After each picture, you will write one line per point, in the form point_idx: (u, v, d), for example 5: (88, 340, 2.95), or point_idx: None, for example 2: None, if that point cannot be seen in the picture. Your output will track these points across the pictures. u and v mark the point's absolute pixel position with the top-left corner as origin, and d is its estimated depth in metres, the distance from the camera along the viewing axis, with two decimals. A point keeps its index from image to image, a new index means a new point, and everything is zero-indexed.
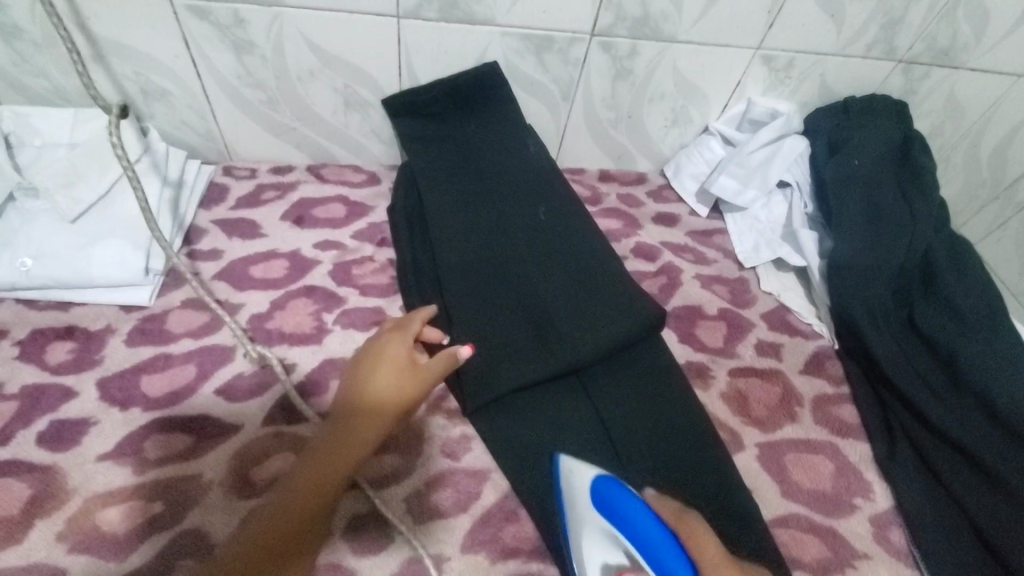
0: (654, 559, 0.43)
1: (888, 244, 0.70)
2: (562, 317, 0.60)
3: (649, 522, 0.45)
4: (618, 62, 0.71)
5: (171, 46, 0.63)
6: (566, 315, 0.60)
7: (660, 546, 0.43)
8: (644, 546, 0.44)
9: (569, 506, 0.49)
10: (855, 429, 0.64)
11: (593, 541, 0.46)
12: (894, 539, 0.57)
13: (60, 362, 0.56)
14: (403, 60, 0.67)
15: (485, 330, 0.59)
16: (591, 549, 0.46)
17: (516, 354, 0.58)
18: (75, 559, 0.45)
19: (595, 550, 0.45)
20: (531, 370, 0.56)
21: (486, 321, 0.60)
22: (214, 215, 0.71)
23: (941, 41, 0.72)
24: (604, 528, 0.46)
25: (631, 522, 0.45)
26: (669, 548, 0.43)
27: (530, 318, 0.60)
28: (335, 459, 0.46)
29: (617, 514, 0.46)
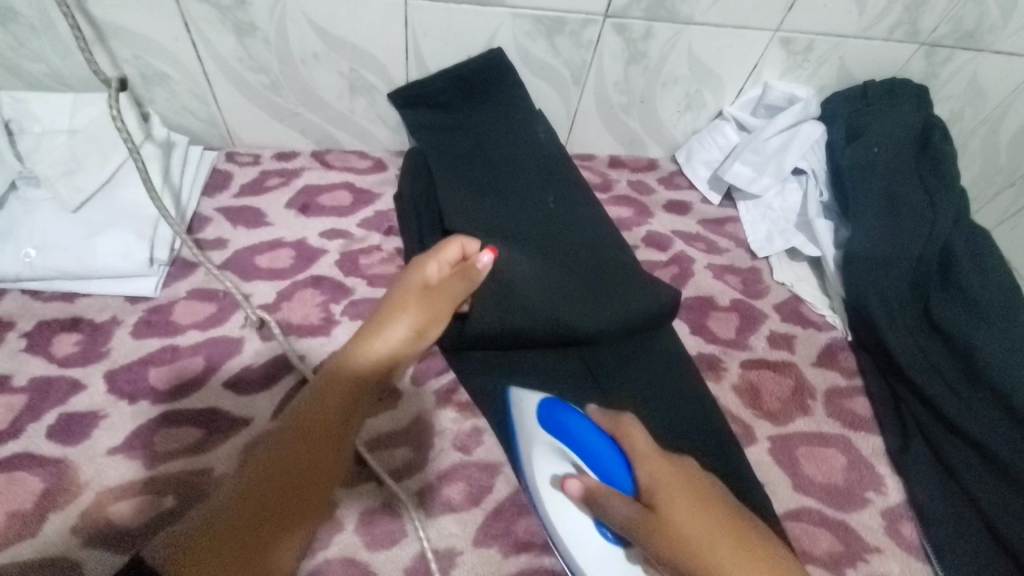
0: (597, 466, 0.47)
1: (907, 234, 0.69)
2: (579, 293, 0.60)
3: (590, 433, 0.48)
4: (632, 45, 0.69)
5: (171, 29, 0.61)
6: (584, 293, 0.60)
7: (602, 454, 0.46)
8: (588, 456, 0.47)
9: (522, 427, 0.52)
10: (867, 422, 0.64)
11: (545, 455, 0.50)
12: (905, 533, 0.57)
13: (67, 354, 0.56)
14: (410, 43, 0.65)
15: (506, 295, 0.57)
16: (541, 463, 0.50)
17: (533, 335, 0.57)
18: (89, 553, 0.45)
19: (544, 465, 0.50)
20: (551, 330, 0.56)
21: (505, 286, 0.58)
22: (219, 202, 0.69)
23: (967, 22, 0.70)
24: (554, 443, 0.49)
25: (574, 437, 0.48)
26: (609, 458, 0.46)
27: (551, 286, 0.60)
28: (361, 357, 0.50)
29: (562, 430, 0.49)
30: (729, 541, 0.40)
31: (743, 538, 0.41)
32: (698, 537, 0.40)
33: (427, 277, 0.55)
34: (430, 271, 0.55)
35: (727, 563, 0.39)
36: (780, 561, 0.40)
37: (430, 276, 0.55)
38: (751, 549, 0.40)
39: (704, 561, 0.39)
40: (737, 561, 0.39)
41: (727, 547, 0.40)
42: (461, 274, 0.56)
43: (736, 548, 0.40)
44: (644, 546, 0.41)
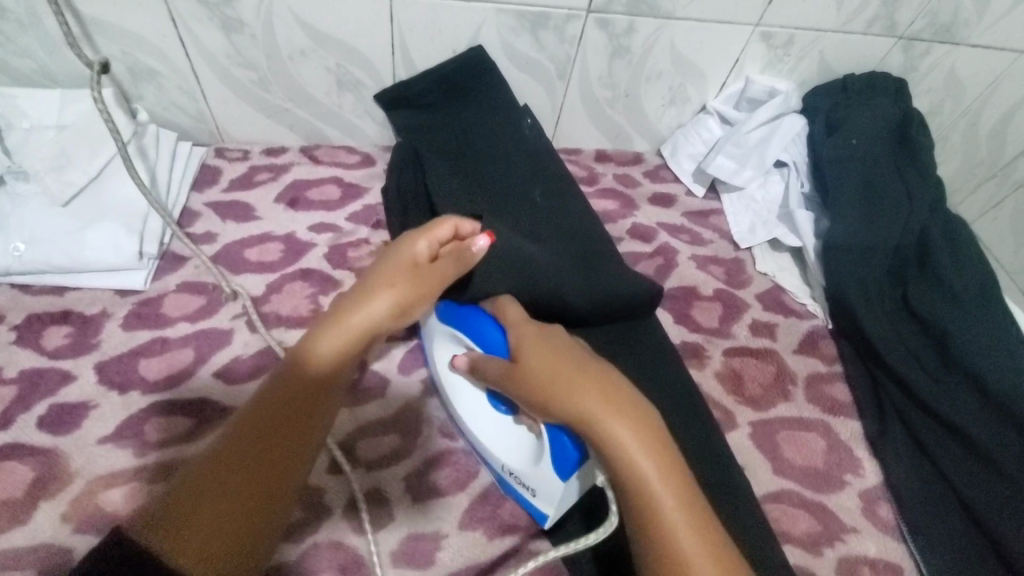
0: (481, 341, 0.50)
1: (886, 223, 0.71)
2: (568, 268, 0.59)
3: (473, 314, 0.51)
4: (615, 40, 0.70)
5: (158, 25, 0.62)
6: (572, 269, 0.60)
7: (482, 328, 0.50)
8: (469, 331, 0.51)
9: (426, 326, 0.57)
10: (846, 407, 0.65)
11: (443, 344, 0.55)
12: (882, 513, 0.59)
13: (57, 346, 0.56)
14: (397, 38, 0.66)
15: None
16: (440, 350, 0.55)
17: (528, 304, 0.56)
18: (81, 539, 0.46)
19: (443, 350, 0.55)
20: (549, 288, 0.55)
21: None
22: (208, 197, 0.70)
23: (943, 17, 0.71)
24: (445, 330, 0.53)
25: (461, 317, 0.52)
26: (487, 331, 0.50)
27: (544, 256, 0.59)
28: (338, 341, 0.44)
29: (450, 317, 0.52)
30: (571, 373, 0.41)
31: (587, 370, 0.42)
32: (542, 372, 0.42)
33: (416, 253, 0.49)
34: (420, 247, 0.49)
35: (564, 388, 0.41)
36: (623, 390, 0.41)
37: (420, 253, 0.49)
38: (593, 378, 0.41)
39: (545, 390, 0.41)
40: (574, 385, 0.40)
41: (569, 376, 0.41)
42: (454, 254, 0.50)
43: (576, 378, 0.41)
44: (508, 390, 0.45)
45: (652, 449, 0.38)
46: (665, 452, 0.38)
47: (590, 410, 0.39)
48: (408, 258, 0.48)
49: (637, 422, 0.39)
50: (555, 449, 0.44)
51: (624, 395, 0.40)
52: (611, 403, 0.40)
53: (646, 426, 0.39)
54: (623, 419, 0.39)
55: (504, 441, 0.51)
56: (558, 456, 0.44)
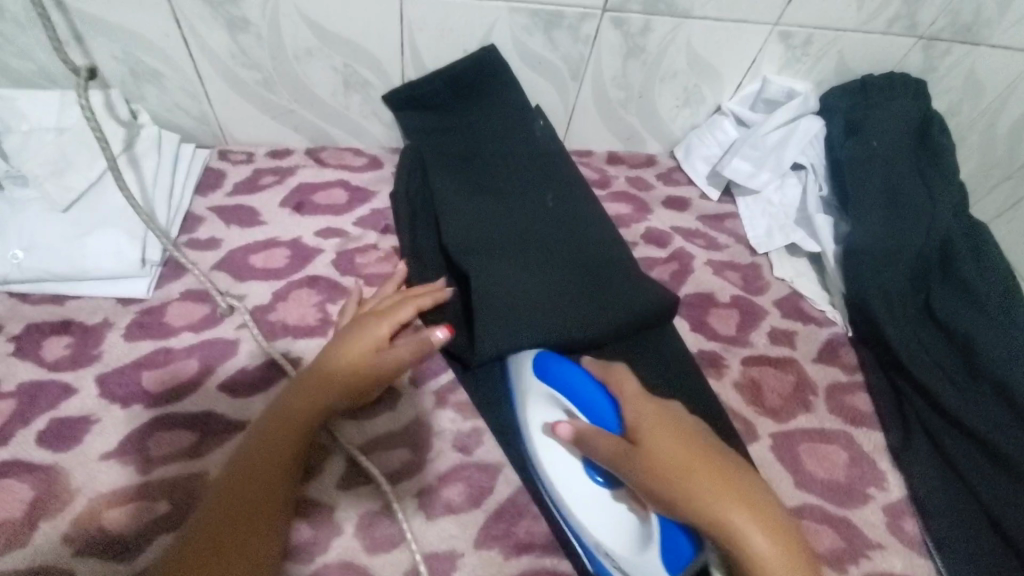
0: (590, 412, 0.48)
1: (907, 227, 0.69)
2: (574, 292, 0.57)
3: (584, 383, 0.49)
4: (630, 40, 0.68)
5: (160, 25, 0.60)
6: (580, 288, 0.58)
7: (595, 400, 0.48)
8: (583, 405, 0.49)
9: (518, 381, 0.53)
10: (868, 417, 0.63)
11: (539, 405, 0.52)
12: (907, 528, 0.57)
13: (57, 358, 0.54)
14: (406, 38, 0.64)
15: (500, 298, 0.54)
16: (536, 411, 0.52)
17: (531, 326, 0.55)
18: (82, 560, 0.44)
19: (539, 413, 0.52)
20: (551, 336, 0.53)
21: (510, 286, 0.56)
22: (211, 201, 0.68)
23: (965, 16, 0.69)
24: (546, 391, 0.51)
25: (573, 389, 0.49)
26: (599, 404, 0.48)
27: (547, 283, 0.57)
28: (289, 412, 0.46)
29: (555, 379, 0.50)
30: (703, 469, 0.41)
31: (724, 472, 0.41)
32: (676, 470, 0.41)
33: (377, 339, 0.50)
34: (382, 334, 0.50)
35: (705, 494, 0.40)
36: (759, 494, 0.41)
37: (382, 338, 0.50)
38: (729, 481, 0.41)
39: (682, 493, 0.40)
40: (716, 492, 0.40)
41: (704, 479, 0.41)
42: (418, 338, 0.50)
43: (707, 475, 0.41)
44: (628, 478, 0.43)
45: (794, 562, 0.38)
46: (803, 564, 0.38)
47: (733, 521, 0.39)
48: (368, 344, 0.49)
49: (764, 517, 0.40)
50: (667, 542, 0.43)
51: (761, 500, 0.41)
52: (752, 513, 0.40)
53: (789, 538, 0.39)
54: (765, 532, 0.39)
55: (601, 518, 0.48)
56: (670, 550, 0.43)
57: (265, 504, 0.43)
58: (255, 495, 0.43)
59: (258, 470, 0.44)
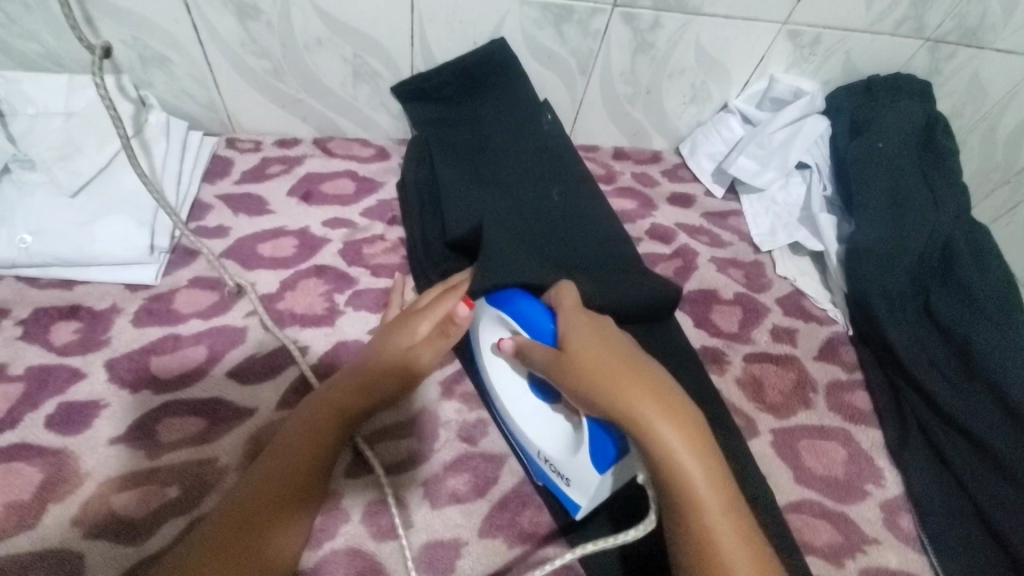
0: (529, 327, 0.49)
1: (910, 227, 0.69)
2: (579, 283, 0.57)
3: (526, 303, 0.49)
4: (640, 36, 0.68)
5: (171, 11, 0.59)
6: (583, 275, 0.58)
7: (531, 314, 0.48)
8: (524, 322, 0.49)
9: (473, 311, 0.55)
10: (867, 415, 0.64)
11: (487, 327, 0.53)
12: (903, 525, 0.58)
13: (66, 343, 0.55)
14: (416, 29, 0.64)
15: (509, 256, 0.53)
16: (485, 331, 0.54)
17: None
18: (91, 544, 0.45)
19: (488, 333, 0.54)
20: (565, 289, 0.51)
21: None
22: (219, 189, 0.68)
23: (972, 20, 0.70)
24: (493, 313, 0.52)
25: (518, 310, 0.49)
26: (534, 319, 0.48)
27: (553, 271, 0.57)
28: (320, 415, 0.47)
29: (498, 298, 0.51)
30: (618, 366, 0.42)
31: (637, 370, 0.43)
32: (597, 369, 0.42)
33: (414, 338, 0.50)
34: (420, 330, 0.50)
35: (620, 389, 0.41)
36: (667, 388, 0.43)
37: (420, 335, 0.51)
38: (643, 378, 0.42)
39: (601, 387, 0.41)
40: (627, 384, 0.41)
41: (619, 373, 0.42)
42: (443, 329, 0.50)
43: (619, 369, 0.42)
44: (555, 379, 0.44)
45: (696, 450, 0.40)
46: (701, 445, 0.40)
47: (641, 410, 0.40)
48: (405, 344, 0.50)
49: (672, 411, 0.41)
50: (594, 442, 0.44)
51: (671, 396, 0.42)
52: (661, 406, 0.41)
53: (691, 426, 0.41)
54: (670, 420, 0.40)
55: (542, 427, 0.51)
56: (596, 448, 0.44)
57: (282, 503, 0.43)
58: (276, 496, 0.43)
59: (275, 471, 0.44)
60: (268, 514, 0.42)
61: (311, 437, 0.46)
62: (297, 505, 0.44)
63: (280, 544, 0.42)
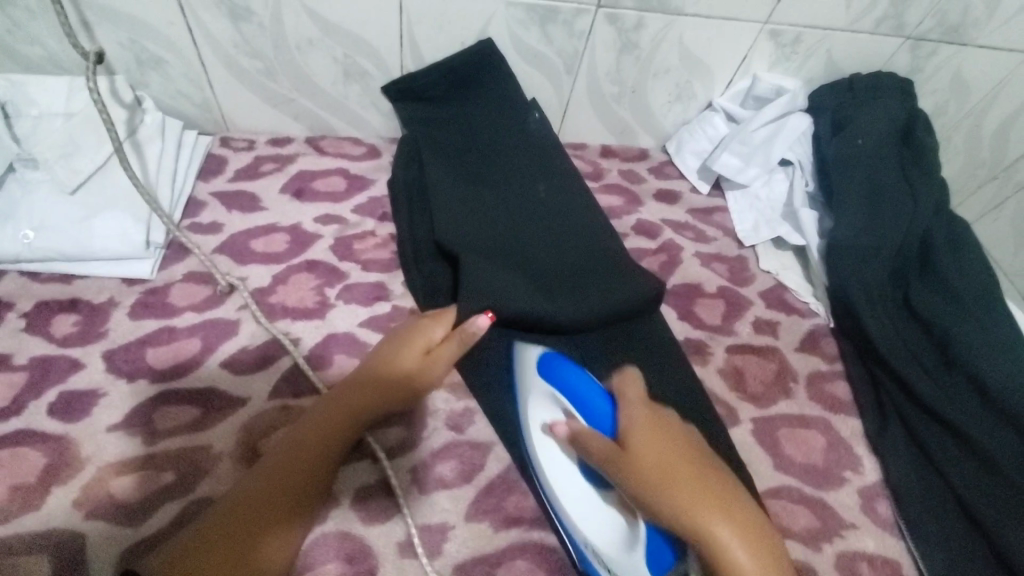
0: (587, 414, 0.49)
1: (889, 223, 0.71)
2: (557, 287, 0.60)
3: (588, 388, 0.49)
4: (624, 36, 0.70)
5: (167, 14, 0.61)
6: (566, 284, 0.61)
7: (592, 401, 0.49)
8: (582, 407, 0.49)
9: (523, 374, 0.55)
10: (846, 405, 0.66)
11: (540, 404, 0.53)
12: (880, 510, 0.59)
13: (66, 335, 0.56)
14: (405, 30, 0.66)
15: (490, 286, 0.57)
16: (536, 409, 0.53)
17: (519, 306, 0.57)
18: (92, 524, 0.46)
19: (539, 411, 0.53)
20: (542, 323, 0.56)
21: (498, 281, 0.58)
22: (213, 187, 0.70)
23: (951, 18, 0.71)
24: (545, 389, 0.52)
25: (576, 392, 0.49)
26: (594, 403, 0.49)
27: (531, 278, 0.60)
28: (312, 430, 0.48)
29: (554, 376, 0.51)
30: (688, 477, 0.43)
31: (706, 481, 0.43)
32: (667, 480, 0.42)
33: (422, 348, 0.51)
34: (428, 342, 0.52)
35: (689, 503, 0.41)
36: (735, 497, 0.43)
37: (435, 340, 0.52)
38: (715, 493, 0.42)
39: (672, 501, 0.41)
40: (699, 500, 0.42)
41: (691, 486, 0.42)
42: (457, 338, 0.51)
43: (688, 480, 0.43)
44: (620, 484, 0.44)
45: (767, 566, 0.40)
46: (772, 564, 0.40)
47: (714, 529, 0.40)
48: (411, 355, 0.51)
49: (743, 529, 0.41)
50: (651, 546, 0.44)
51: (742, 508, 0.42)
52: (735, 523, 0.41)
53: (761, 541, 0.41)
54: (741, 539, 0.40)
55: (592, 517, 0.49)
56: (654, 555, 0.44)
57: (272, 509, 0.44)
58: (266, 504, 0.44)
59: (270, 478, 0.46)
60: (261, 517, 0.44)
61: (314, 443, 0.47)
62: (294, 509, 0.45)
63: (277, 549, 0.44)
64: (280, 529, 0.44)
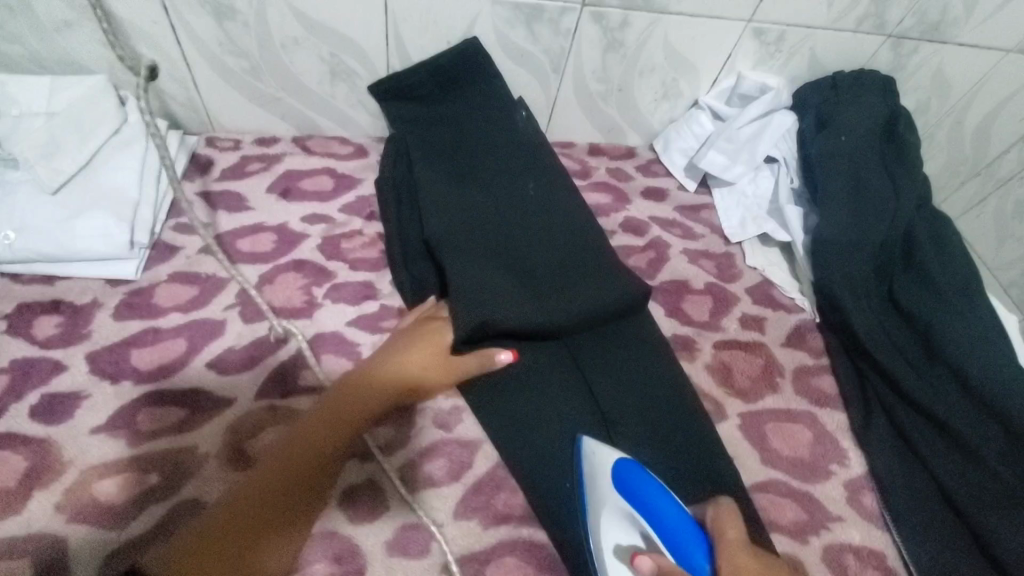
0: (675, 546, 0.45)
1: (873, 219, 0.72)
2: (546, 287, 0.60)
3: (676, 515, 0.46)
4: (610, 34, 0.71)
5: (150, 13, 0.61)
6: (555, 285, 0.61)
7: (679, 530, 0.45)
8: (668, 536, 0.45)
9: (591, 480, 0.50)
10: (832, 399, 0.67)
11: (614, 522, 0.47)
12: (866, 502, 0.60)
13: (48, 336, 0.56)
14: (391, 29, 0.66)
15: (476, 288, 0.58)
16: (608, 528, 0.47)
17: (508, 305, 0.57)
18: (75, 528, 0.46)
19: (612, 532, 0.47)
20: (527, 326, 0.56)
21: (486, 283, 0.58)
22: (199, 186, 0.69)
23: (932, 16, 0.72)
24: (623, 508, 0.47)
25: (659, 516, 0.46)
26: (682, 534, 0.45)
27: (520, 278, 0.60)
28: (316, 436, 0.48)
29: (634, 494, 0.47)
30: None
31: None
32: None
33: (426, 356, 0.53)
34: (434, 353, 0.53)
35: None
36: None
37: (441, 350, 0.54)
38: None
39: None
40: None
41: None
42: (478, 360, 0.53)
43: None
44: None
45: None
46: None
47: None
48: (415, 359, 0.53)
49: None
50: None
51: None
52: None
53: None
54: None
55: None
56: None
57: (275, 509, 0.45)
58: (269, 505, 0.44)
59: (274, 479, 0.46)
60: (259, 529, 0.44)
61: (312, 447, 0.47)
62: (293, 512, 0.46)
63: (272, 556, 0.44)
64: (278, 537, 0.45)
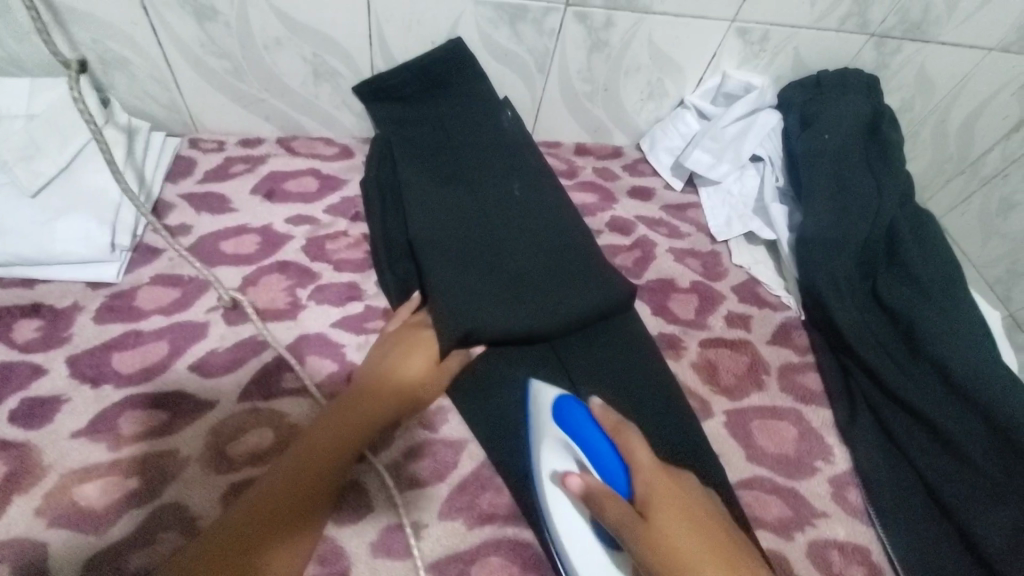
0: (600, 466, 0.46)
1: (856, 217, 0.72)
2: (532, 288, 0.60)
3: (601, 438, 0.46)
4: (594, 34, 0.71)
5: (129, 13, 0.60)
6: (541, 285, 0.60)
7: (604, 452, 0.46)
8: (595, 457, 0.46)
9: (535, 419, 0.52)
10: (818, 395, 0.67)
11: (552, 451, 0.49)
12: (851, 498, 0.60)
13: (27, 340, 0.55)
14: (374, 29, 0.66)
15: (459, 291, 0.58)
16: (547, 456, 0.49)
17: (493, 307, 0.57)
18: (54, 533, 0.45)
19: (549, 459, 0.49)
20: (509, 330, 0.56)
21: (471, 286, 0.58)
22: (182, 188, 0.69)
23: (913, 15, 0.73)
24: (558, 437, 0.49)
25: (587, 440, 0.47)
26: (606, 453, 0.45)
27: (506, 279, 0.60)
28: (313, 447, 0.49)
29: (568, 423, 0.48)
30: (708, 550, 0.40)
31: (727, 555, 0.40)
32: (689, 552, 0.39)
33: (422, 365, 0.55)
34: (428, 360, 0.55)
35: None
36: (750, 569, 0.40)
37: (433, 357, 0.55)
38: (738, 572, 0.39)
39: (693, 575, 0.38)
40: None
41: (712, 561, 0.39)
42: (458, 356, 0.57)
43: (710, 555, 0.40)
44: (633, 551, 0.40)
45: None
46: None
47: None
48: (410, 369, 0.55)
49: None
50: None
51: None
52: None
53: None
54: None
55: None
56: None
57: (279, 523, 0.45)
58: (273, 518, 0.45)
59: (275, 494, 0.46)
60: (262, 534, 0.44)
61: (315, 458, 0.48)
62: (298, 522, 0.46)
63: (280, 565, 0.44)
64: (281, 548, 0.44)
